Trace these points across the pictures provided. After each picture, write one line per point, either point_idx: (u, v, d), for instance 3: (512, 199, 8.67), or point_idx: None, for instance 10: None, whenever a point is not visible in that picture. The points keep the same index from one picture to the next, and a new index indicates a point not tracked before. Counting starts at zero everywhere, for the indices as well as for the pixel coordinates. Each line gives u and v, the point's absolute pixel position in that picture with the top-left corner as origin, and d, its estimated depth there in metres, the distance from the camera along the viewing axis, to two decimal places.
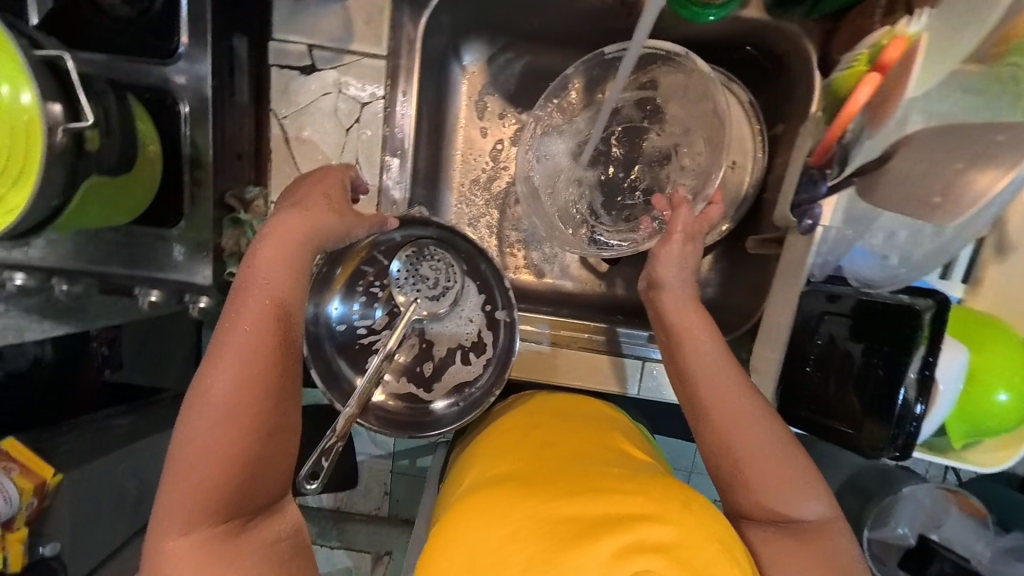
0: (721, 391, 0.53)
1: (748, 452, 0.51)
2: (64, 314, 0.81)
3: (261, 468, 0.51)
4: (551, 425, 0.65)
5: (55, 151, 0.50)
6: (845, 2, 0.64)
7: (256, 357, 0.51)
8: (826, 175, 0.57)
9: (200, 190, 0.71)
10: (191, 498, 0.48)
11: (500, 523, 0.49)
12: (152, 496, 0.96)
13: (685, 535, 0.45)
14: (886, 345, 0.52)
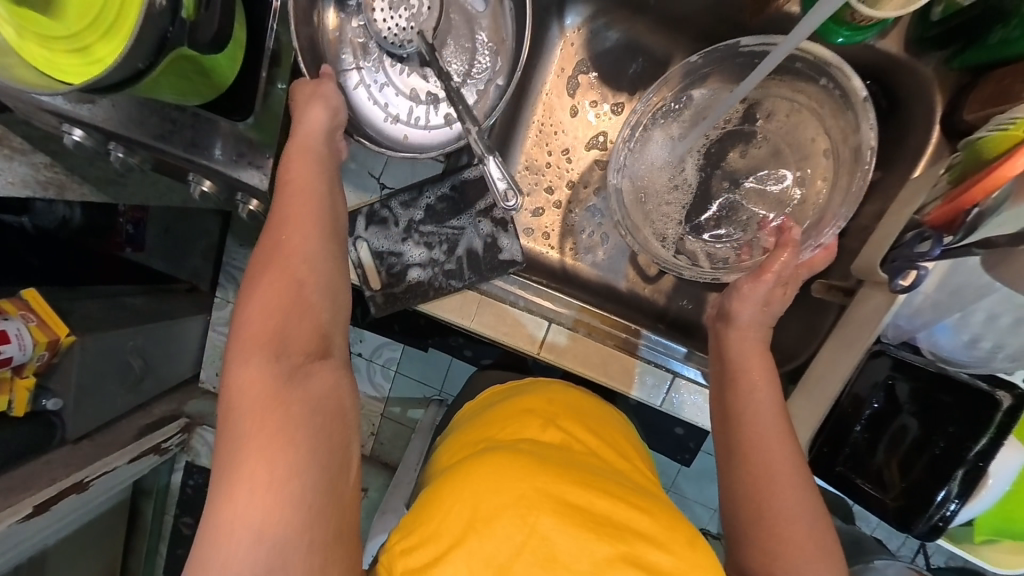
0: (767, 439, 0.52)
1: (782, 514, 0.49)
2: (102, 182, 0.81)
3: (307, 303, 0.51)
4: (569, 412, 0.62)
5: (154, 12, 0.47)
6: (993, 60, 0.60)
7: (297, 207, 0.54)
8: (942, 240, 0.49)
9: (275, 91, 0.68)
10: (256, 339, 0.48)
11: (507, 484, 0.45)
12: (155, 376, 1.02)
13: (683, 569, 0.44)
14: (954, 428, 0.58)
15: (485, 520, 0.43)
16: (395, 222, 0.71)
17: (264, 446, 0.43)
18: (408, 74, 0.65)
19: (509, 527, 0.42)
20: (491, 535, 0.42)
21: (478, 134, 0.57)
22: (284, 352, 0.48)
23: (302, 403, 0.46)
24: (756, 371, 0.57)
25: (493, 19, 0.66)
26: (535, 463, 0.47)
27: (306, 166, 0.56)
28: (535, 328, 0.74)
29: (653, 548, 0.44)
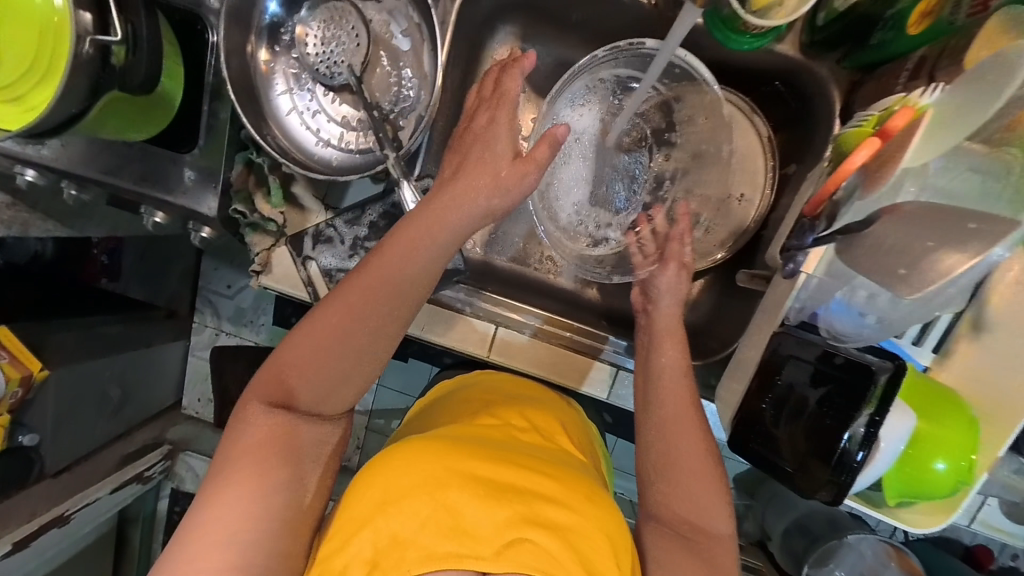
0: (677, 394, 0.61)
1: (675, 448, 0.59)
2: (66, 216, 0.83)
3: (343, 370, 0.55)
4: (503, 405, 0.68)
5: (81, 61, 0.50)
6: (878, 59, 0.65)
7: (362, 301, 0.53)
8: (813, 228, 0.52)
9: (219, 121, 0.70)
10: (284, 373, 0.54)
11: (416, 466, 0.51)
12: (135, 402, 1.11)
13: (579, 522, 0.51)
14: (838, 397, 0.54)
15: (396, 496, 0.49)
16: (341, 239, 0.74)
17: (243, 478, 0.51)
18: (339, 103, 0.68)
19: (416, 501, 0.48)
20: (399, 509, 0.48)
21: (395, 161, 0.63)
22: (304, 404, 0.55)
23: (293, 450, 0.54)
24: (673, 339, 0.65)
25: (415, 51, 0.67)
26: (448, 446, 0.54)
27: (409, 253, 0.54)
28: (483, 331, 0.77)
29: (558, 508, 0.51)
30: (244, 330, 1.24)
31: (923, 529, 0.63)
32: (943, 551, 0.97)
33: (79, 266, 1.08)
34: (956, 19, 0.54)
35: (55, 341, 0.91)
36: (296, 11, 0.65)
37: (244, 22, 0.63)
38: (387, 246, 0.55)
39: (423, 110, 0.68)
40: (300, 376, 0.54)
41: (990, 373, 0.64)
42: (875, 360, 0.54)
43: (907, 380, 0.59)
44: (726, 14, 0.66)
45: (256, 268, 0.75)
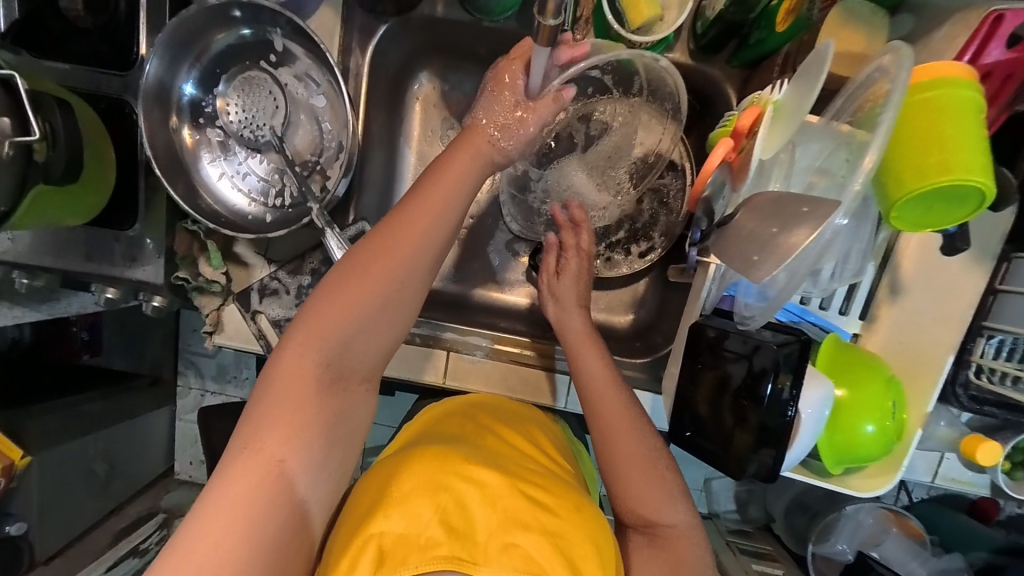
0: (610, 405, 0.64)
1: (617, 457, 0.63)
2: (34, 298, 0.84)
3: (375, 324, 0.55)
4: (490, 412, 0.71)
5: (4, 161, 0.54)
6: (758, 54, 0.67)
7: (403, 249, 0.54)
8: (699, 223, 0.58)
9: (156, 194, 0.74)
10: (315, 333, 0.53)
11: (416, 476, 0.57)
12: (120, 477, 1.10)
13: (567, 528, 0.56)
14: (751, 378, 0.56)
15: (399, 505, 0.55)
16: (286, 290, 0.77)
17: (257, 458, 0.50)
18: (264, 162, 0.72)
19: (418, 508, 0.54)
20: (403, 517, 0.54)
21: (319, 211, 0.67)
22: (341, 361, 0.54)
23: (324, 414, 0.53)
24: (587, 346, 0.67)
25: (330, 106, 0.71)
26: (448, 457, 0.59)
27: (429, 217, 0.55)
28: (434, 360, 0.79)
29: (549, 514, 0.56)
30: (228, 386, 1.28)
31: (871, 493, 0.65)
32: (942, 506, 0.98)
33: (59, 344, 1.08)
34: (813, 13, 0.58)
35: (36, 424, 0.92)
36: (213, 87, 0.69)
37: (164, 103, 0.66)
38: (413, 197, 0.56)
39: (345, 159, 0.71)
40: (333, 333, 0.53)
41: (916, 335, 0.65)
42: (776, 336, 0.57)
43: (826, 351, 0.62)
44: (612, 34, 0.66)
45: (208, 328, 0.77)
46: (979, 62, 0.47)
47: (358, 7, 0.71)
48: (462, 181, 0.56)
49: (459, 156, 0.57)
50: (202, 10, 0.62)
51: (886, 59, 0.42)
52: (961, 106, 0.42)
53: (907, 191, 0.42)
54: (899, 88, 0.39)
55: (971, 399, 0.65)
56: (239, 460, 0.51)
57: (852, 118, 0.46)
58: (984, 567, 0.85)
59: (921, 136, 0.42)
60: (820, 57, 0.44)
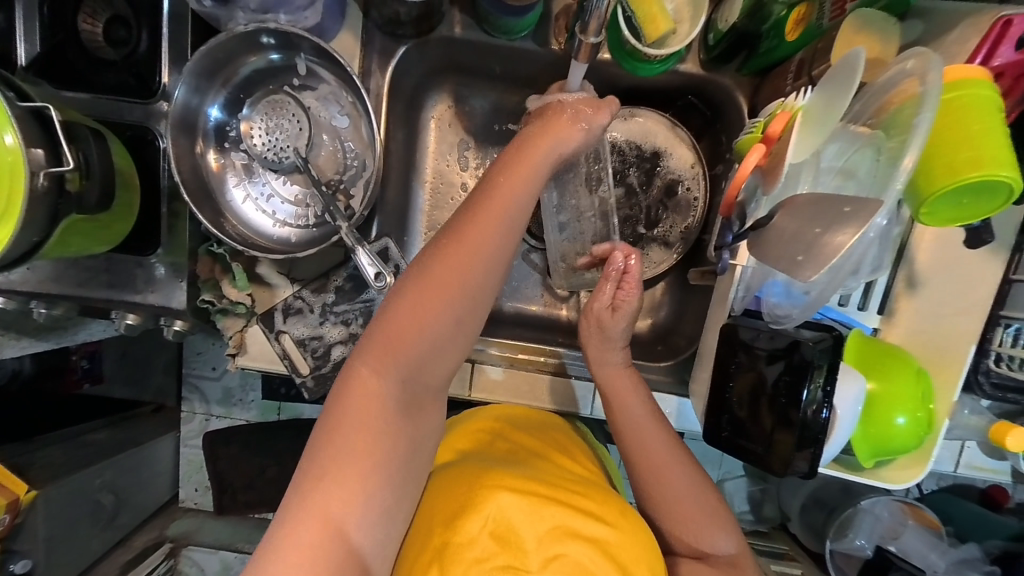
0: (649, 453, 0.64)
1: (668, 497, 0.63)
2: (48, 331, 0.83)
3: (447, 338, 0.53)
4: (521, 428, 0.71)
5: (39, 193, 0.55)
6: (770, 62, 0.69)
7: (474, 244, 0.52)
8: (732, 226, 0.59)
9: (178, 219, 0.74)
10: (385, 350, 0.52)
11: (458, 494, 0.55)
12: (127, 508, 1.08)
13: (620, 538, 0.56)
14: (787, 376, 0.57)
15: (447, 525, 0.53)
16: (311, 308, 0.77)
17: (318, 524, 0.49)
18: (288, 183, 0.72)
19: (469, 526, 0.53)
20: (451, 537, 0.52)
21: (348, 229, 0.67)
22: (416, 376, 0.53)
23: (399, 439, 0.53)
24: (629, 395, 0.65)
25: (354, 126, 0.72)
26: (493, 474, 0.57)
27: (491, 231, 0.53)
28: (460, 372, 0.79)
29: (596, 523, 0.56)
30: (234, 409, 1.25)
31: (904, 485, 0.66)
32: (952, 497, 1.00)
33: (60, 378, 1.13)
34: (823, 23, 0.59)
35: (40, 464, 0.91)
36: (238, 111, 0.70)
37: (190, 129, 0.67)
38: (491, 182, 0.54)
39: (369, 176, 0.73)
40: (407, 352, 0.52)
41: (937, 326, 0.67)
42: (812, 333, 0.58)
43: (853, 346, 0.64)
44: (628, 48, 0.69)
45: (232, 350, 0.77)
46: (990, 64, 0.50)
47: (378, 30, 0.73)
48: (520, 177, 0.54)
49: (524, 155, 0.54)
50: (232, 37, 0.62)
51: (911, 63, 0.44)
52: (984, 105, 0.44)
53: (939, 187, 0.44)
54: (932, 89, 0.41)
55: (993, 386, 0.67)
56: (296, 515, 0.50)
57: (872, 120, 0.48)
58: (1001, 555, 0.87)
59: (955, 133, 0.44)
60: (850, 63, 0.47)
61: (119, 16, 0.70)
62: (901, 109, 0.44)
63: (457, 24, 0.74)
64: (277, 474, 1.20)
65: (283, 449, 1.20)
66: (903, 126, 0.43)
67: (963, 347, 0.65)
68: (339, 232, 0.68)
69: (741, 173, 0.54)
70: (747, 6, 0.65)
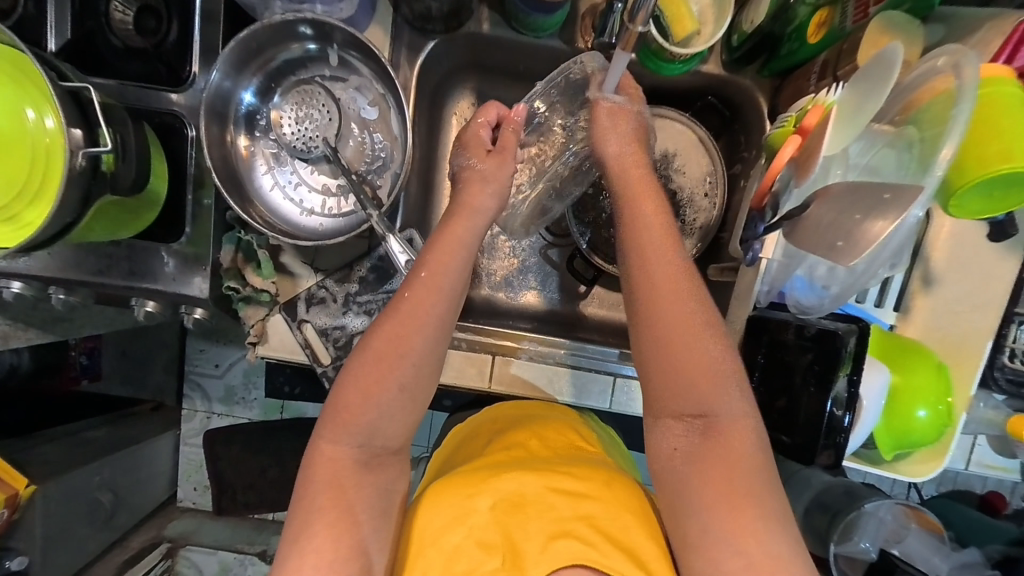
0: (657, 253, 0.56)
1: (666, 328, 0.54)
2: (52, 324, 0.83)
3: (397, 407, 0.57)
4: (509, 423, 0.72)
5: (77, 173, 0.54)
6: (791, 64, 0.71)
7: (417, 300, 0.57)
8: (762, 218, 0.58)
9: (202, 209, 0.73)
10: (345, 424, 0.55)
11: (443, 503, 0.57)
12: (124, 507, 1.06)
13: (603, 507, 0.56)
14: (816, 365, 0.58)
15: (433, 539, 0.55)
16: (334, 298, 0.77)
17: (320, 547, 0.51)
18: (316, 173, 0.73)
19: (452, 536, 0.54)
20: (440, 549, 0.54)
21: (378, 218, 0.67)
22: (371, 440, 0.56)
23: (369, 491, 0.55)
24: (645, 198, 0.59)
25: (382, 118, 0.73)
26: (473, 478, 0.58)
27: (430, 301, 0.57)
28: (481, 365, 0.80)
29: (588, 500, 0.56)
30: (235, 407, 1.25)
31: (923, 478, 0.67)
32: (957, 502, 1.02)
33: (56, 375, 1.10)
34: (846, 25, 0.61)
35: (36, 461, 0.90)
36: (269, 100, 0.71)
37: (221, 115, 0.67)
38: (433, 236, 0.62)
39: (397, 168, 0.74)
40: (358, 421, 0.55)
41: (956, 322, 0.68)
42: (839, 325, 0.60)
43: (876, 341, 0.65)
44: (654, 48, 0.71)
45: (252, 339, 0.77)
46: (1012, 64, 0.52)
47: (407, 25, 0.74)
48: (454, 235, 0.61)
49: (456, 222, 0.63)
50: (271, 26, 0.63)
51: (942, 60, 0.45)
52: (1010, 102, 0.46)
53: (970, 179, 0.46)
54: (967, 84, 0.43)
55: (1008, 382, 0.69)
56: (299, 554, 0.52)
57: (898, 117, 0.49)
58: (1001, 559, 0.87)
59: (986, 128, 0.46)
60: (885, 59, 0.49)
61: (149, 6, 0.70)
62: (935, 103, 0.45)
63: (484, 21, 0.75)
64: (279, 476, 1.16)
65: (286, 448, 1.19)
66: (936, 119, 0.44)
67: (978, 341, 0.67)
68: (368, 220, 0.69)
69: (774, 166, 0.55)
70: (773, 8, 0.67)
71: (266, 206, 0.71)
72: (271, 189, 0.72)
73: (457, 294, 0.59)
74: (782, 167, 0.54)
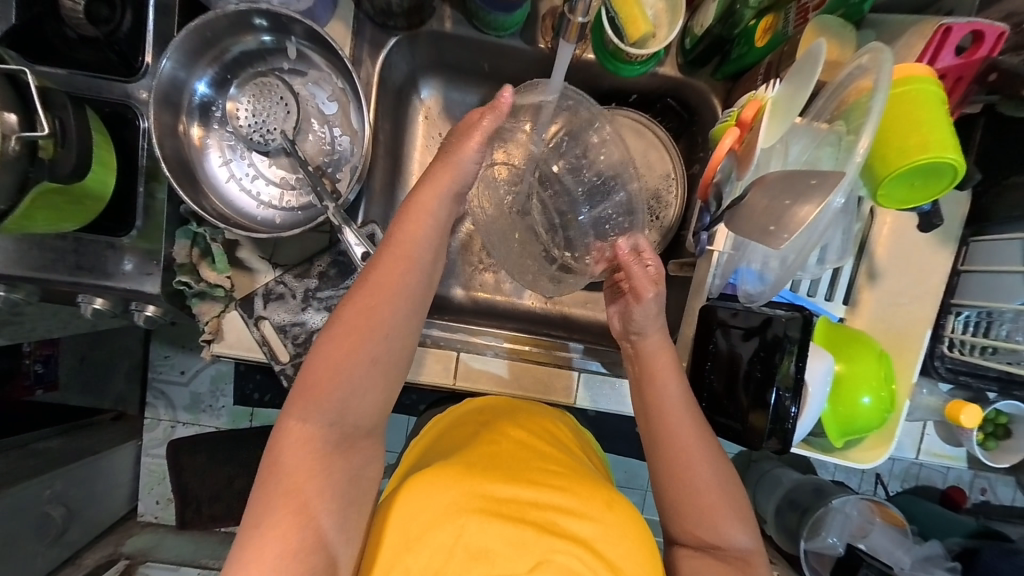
0: (673, 438, 0.60)
1: (693, 493, 0.59)
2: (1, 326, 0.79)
3: (362, 375, 0.55)
4: (505, 411, 0.70)
5: (9, 158, 0.53)
6: (741, 66, 0.73)
7: (394, 263, 0.57)
8: (708, 209, 0.64)
9: (156, 202, 0.71)
10: (315, 396, 0.53)
11: (433, 499, 0.54)
12: (77, 524, 1.01)
13: (603, 531, 0.54)
14: (761, 351, 0.61)
15: (420, 532, 0.52)
16: (293, 294, 0.76)
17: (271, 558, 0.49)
18: (273, 166, 0.72)
19: (440, 533, 0.52)
20: (426, 544, 0.51)
21: (335, 210, 0.67)
22: (341, 417, 0.54)
23: (341, 476, 0.54)
24: (661, 376, 0.62)
25: (343, 112, 0.73)
26: (470, 471, 0.57)
27: (402, 268, 0.57)
28: (446, 361, 0.79)
29: (573, 520, 0.54)
30: (201, 415, 1.20)
31: (871, 464, 0.70)
32: (922, 500, 1.05)
33: (9, 382, 1.07)
34: (788, 30, 0.64)
35: None
36: (226, 91, 0.71)
37: (174, 105, 0.66)
38: (416, 210, 0.59)
39: (356, 162, 0.74)
40: (323, 397, 0.53)
41: (897, 313, 0.71)
42: (785, 312, 0.62)
43: (823, 331, 0.67)
44: (611, 48, 0.73)
45: (208, 336, 0.75)
46: (935, 66, 0.56)
47: (369, 21, 0.74)
48: (426, 224, 0.59)
49: (424, 191, 0.59)
50: (224, 16, 0.63)
51: (866, 58, 0.48)
52: (930, 98, 0.49)
53: (892, 169, 0.49)
54: (883, 80, 0.45)
55: (948, 370, 0.72)
56: (252, 548, 0.49)
57: (832, 116, 0.51)
58: (960, 552, 0.87)
59: (905, 121, 0.48)
60: (813, 56, 0.51)
61: None
62: (859, 99, 0.48)
63: (447, 19, 0.76)
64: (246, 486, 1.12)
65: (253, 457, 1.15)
66: (859, 114, 0.47)
67: (918, 330, 0.71)
68: (326, 213, 0.68)
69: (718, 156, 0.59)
70: (720, 11, 0.68)
71: (224, 198, 0.70)
72: (228, 180, 0.71)
73: (430, 259, 0.59)
74: (723, 157, 0.58)
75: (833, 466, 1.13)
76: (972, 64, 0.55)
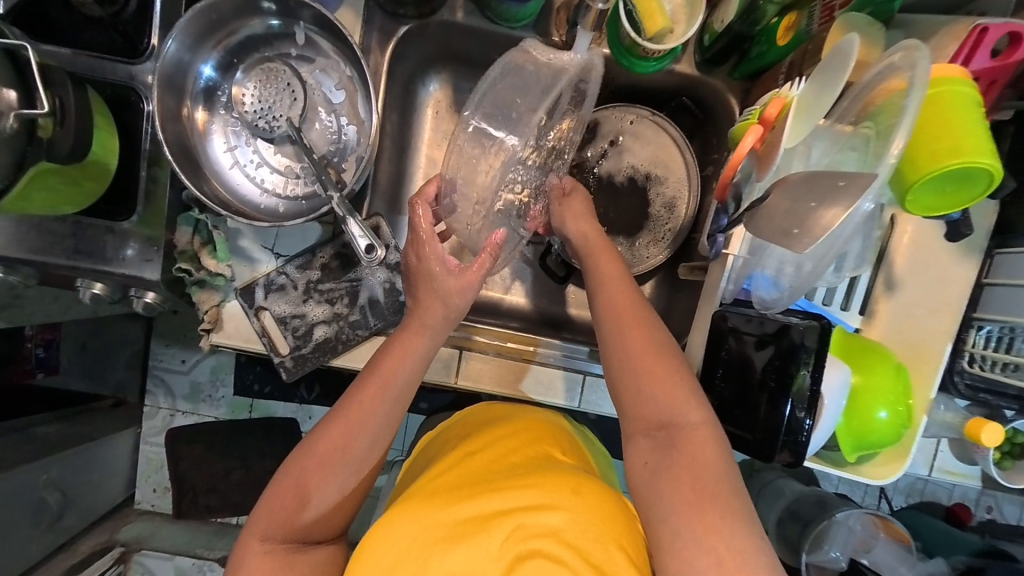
0: (617, 285, 0.63)
1: (633, 352, 0.59)
2: None
3: (340, 464, 0.58)
4: (482, 424, 0.68)
5: (6, 135, 0.51)
6: (760, 65, 0.71)
7: (395, 359, 0.62)
8: (726, 211, 0.61)
9: (157, 187, 0.69)
10: (288, 489, 0.56)
11: (398, 533, 0.52)
12: (72, 511, 0.99)
13: (571, 519, 0.50)
14: (777, 360, 0.59)
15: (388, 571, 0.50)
16: (294, 286, 0.75)
17: None
18: (276, 154, 0.71)
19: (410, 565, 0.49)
20: None
21: (339, 200, 0.64)
22: (305, 510, 0.56)
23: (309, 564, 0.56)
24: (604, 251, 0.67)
25: (349, 101, 0.72)
26: (434, 499, 0.55)
27: (399, 368, 0.62)
28: (447, 359, 0.77)
29: (538, 515, 0.50)
30: (200, 406, 1.16)
31: (884, 480, 0.67)
32: (927, 515, 1.02)
33: (9, 366, 1.07)
34: (812, 27, 0.62)
35: None
36: (231, 75, 0.69)
37: (177, 88, 0.65)
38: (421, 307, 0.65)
39: (362, 152, 0.72)
40: (293, 488, 0.56)
41: (913, 325, 0.69)
42: (800, 319, 0.60)
43: (838, 341, 0.65)
44: (626, 43, 0.70)
45: (206, 326, 0.74)
46: (968, 69, 0.53)
47: (379, 10, 0.73)
48: (422, 336, 0.64)
49: (426, 301, 0.65)
50: None
51: (898, 56, 0.45)
52: (965, 101, 0.46)
53: (923, 174, 0.46)
54: (917, 78, 0.43)
55: (967, 386, 0.70)
56: None
57: (858, 117, 0.49)
58: (966, 570, 0.83)
59: (936, 124, 0.46)
60: (842, 53, 0.49)
61: None
62: (891, 98, 0.46)
63: (458, 9, 0.74)
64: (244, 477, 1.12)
65: (252, 449, 1.14)
66: (891, 114, 0.45)
67: (935, 343, 0.68)
68: (330, 203, 0.66)
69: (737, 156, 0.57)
70: (741, 7, 0.65)
71: (231, 184, 0.69)
72: (233, 167, 0.70)
73: (424, 361, 0.64)
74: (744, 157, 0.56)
75: (837, 478, 1.11)
76: (1007, 66, 0.53)
